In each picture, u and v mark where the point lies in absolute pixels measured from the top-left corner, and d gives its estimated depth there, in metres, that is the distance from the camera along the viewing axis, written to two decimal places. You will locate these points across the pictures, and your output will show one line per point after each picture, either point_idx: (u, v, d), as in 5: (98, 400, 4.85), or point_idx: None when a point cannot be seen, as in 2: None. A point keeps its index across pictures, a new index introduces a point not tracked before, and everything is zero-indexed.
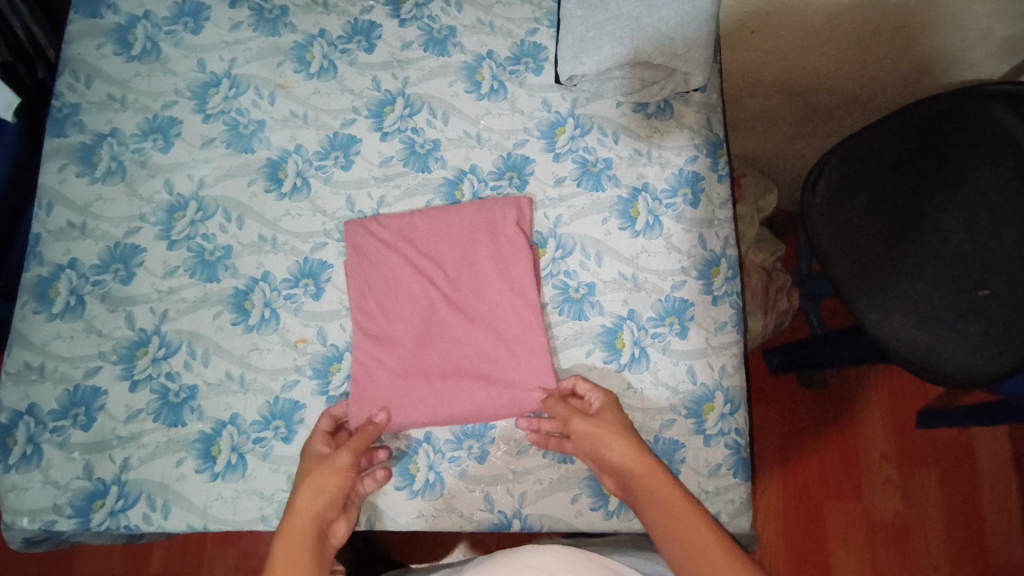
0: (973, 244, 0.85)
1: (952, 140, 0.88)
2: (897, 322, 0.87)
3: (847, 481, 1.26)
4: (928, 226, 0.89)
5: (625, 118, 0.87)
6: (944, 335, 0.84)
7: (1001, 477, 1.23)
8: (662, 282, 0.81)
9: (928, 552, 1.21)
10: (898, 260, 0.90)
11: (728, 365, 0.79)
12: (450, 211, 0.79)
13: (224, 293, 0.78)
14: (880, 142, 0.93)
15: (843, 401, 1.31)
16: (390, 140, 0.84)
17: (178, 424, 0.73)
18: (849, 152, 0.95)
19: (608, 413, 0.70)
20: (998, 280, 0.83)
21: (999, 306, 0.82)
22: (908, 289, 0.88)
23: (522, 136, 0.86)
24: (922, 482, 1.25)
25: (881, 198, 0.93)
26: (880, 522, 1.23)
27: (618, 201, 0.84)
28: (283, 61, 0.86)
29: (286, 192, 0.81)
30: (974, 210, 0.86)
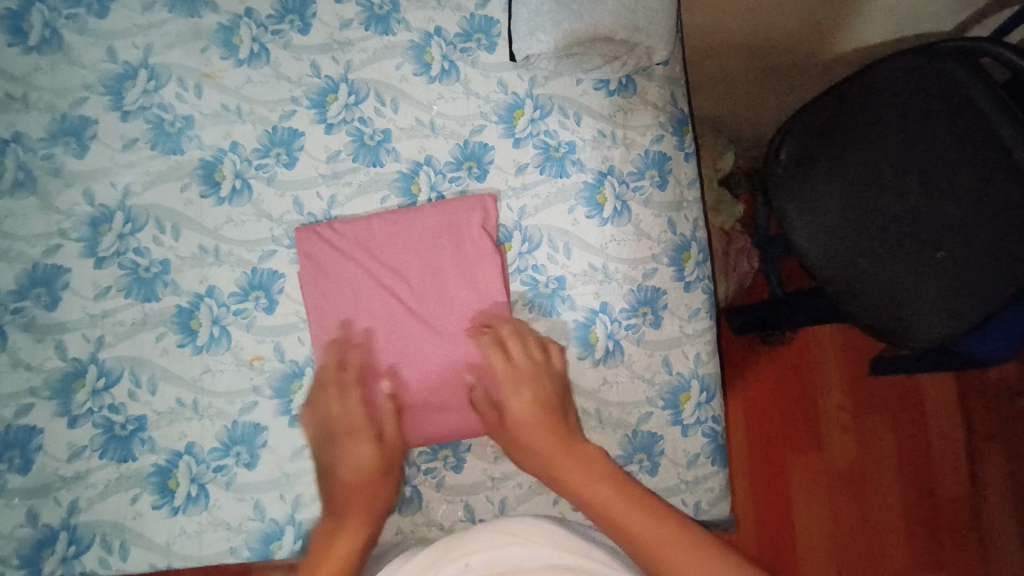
0: (927, 206, 0.85)
1: (910, 101, 0.86)
2: (855, 290, 0.89)
3: (807, 433, 1.30)
4: (886, 189, 0.88)
5: (587, 97, 0.82)
6: (905, 301, 0.85)
7: (947, 420, 1.29)
8: (633, 270, 0.79)
9: (882, 495, 1.27)
10: (859, 227, 0.89)
11: (702, 352, 0.78)
12: (412, 213, 0.75)
13: (166, 312, 0.71)
14: (837, 107, 0.91)
15: (799, 360, 1.33)
16: (336, 132, 0.77)
17: (128, 459, 0.68)
18: (809, 120, 0.93)
19: (518, 405, 0.67)
20: (951, 239, 0.83)
21: (955, 267, 0.82)
22: (870, 255, 0.88)
23: (478, 122, 0.80)
24: (877, 430, 1.30)
25: (843, 163, 0.91)
26: (838, 470, 1.29)
27: (583, 187, 0.80)
28: (207, 47, 0.77)
29: (225, 197, 0.74)
30: (929, 171, 0.85)
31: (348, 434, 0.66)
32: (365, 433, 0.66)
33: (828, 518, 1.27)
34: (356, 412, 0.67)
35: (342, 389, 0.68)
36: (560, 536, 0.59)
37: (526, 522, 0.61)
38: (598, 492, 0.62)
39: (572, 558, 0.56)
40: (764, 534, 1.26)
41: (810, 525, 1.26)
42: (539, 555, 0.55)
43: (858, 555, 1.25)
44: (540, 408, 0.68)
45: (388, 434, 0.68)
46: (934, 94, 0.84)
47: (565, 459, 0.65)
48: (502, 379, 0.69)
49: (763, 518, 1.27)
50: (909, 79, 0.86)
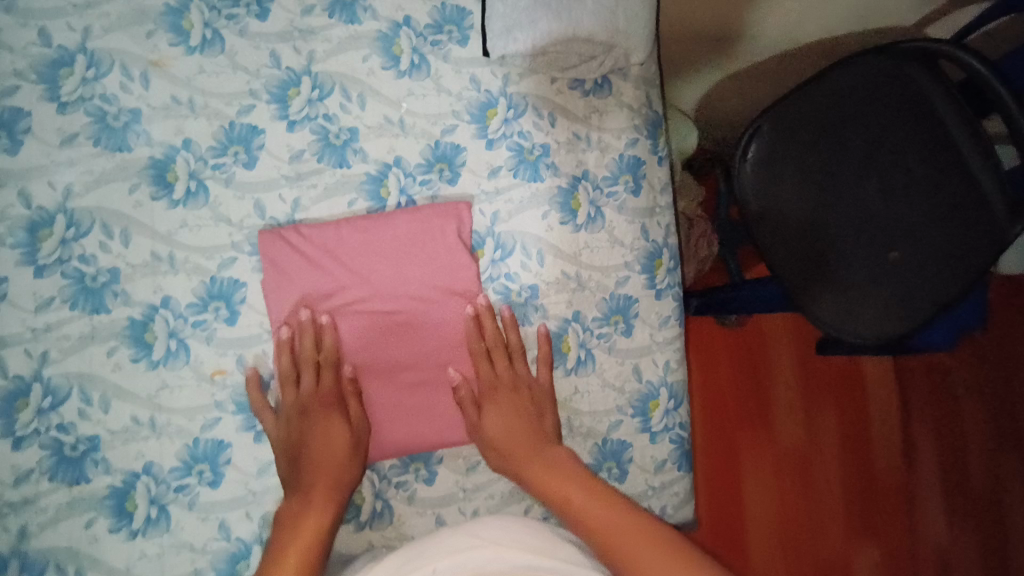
0: (889, 207, 0.88)
1: (874, 102, 0.89)
2: (817, 293, 0.90)
3: (758, 412, 1.36)
4: (849, 192, 0.90)
5: (562, 97, 0.80)
6: (862, 302, 0.88)
7: (885, 397, 1.38)
8: (607, 278, 0.78)
9: (824, 469, 1.35)
10: (821, 228, 0.91)
11: (671, 360, 0.80)
12: (385, 219, 0.72)
13: (116, 325, 0.67)
14: (810, 107, 0.91)
15: (752, 345, 1.38)
16: (299, 130, 0.73)
17: (81, 481, 0.64)
18: (779, 120, 0.92)
19: (493, 419, 0.70)
20: (906, 240, 0.87)
21: (907, 268, 0.87)
22: (830, 257, 0.90)
23: (450, 121, 0.77)
24: (822, 407, 1.37)
25: (807, 164, 0.92)
26: (786, 447, 1.35)
27: (557, 192, 0.78)
28: (153, 31, 0.70)
29: (179, 199, 0.69)
30: (889, 174, 0.89)
31: (319, 413, 0.67)
32: (334, 412, 0.67)
33: (777, 500, 1.33)
34: (327, 388, 0.68)
35: (302, 369, 0.69)
36: (525, 536, 0.59)
37: (492, 524, 0.62)
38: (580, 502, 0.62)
39: (533, 557, 0.56)
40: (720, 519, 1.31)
41: (760, 501, 1.33)
42: (500, 558, 0.56)
43: (803, 534, 1.32)
44: (528, 431, 0.70)
45: (353, 411, 0.69)
46: (900, 102, 0.89)
47: (555, 477, 0.66)
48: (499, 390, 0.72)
49: (717, 502, 1.32)
50: (879, 85, 0.89)
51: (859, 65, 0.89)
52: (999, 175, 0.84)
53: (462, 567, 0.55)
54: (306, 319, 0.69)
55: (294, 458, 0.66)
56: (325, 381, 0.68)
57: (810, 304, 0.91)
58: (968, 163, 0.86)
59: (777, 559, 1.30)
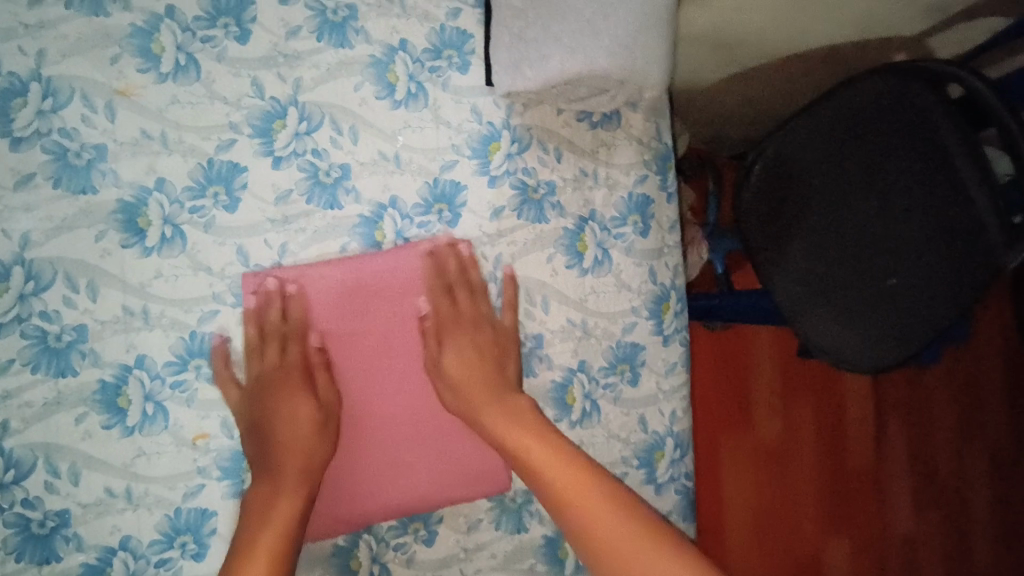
0: (888, 230, 0.83)
1: (874, 124, 0.83)
2: (813, 317, 0.88)
3: (740, 414, 1.35)
4: (848, 214, 0.86)
5: (569, 130, 0.75)
6: (856, 328, 0.86)
7: (861, 400, 1.38)
8: (613, 325, 0.75)
9: (801, 469, 1.37)
10: (818, 254, 0.88)
11: (677, 409, 0.78)
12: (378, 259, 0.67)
13: (85, 389, 0.61)
14: (819, 128, 0.87)
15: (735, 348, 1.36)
16: (285, 167, 0.66)
17: (51, 560, 0.59)
18: (785, 142, 0.89)
19: (456, 358, 0.67)
20: (904, 264, 0.82)
21: (904, 294, 0.82)
22: (826, 282, 0.88)
23: (450, 156, 0.71)
24: (801, 410, 1.37)
25: (807, 191, 0.89)
26: (765, 448, 1.36)
27: (563, 233, 0.74)
28: (118, 55, 0.62)
29: (152, 246, 0.63)
30: (889, 196, 0.83)
31: (286, 388, 0.63)
32: (302, 387, 0.63)
33: (756, 494, 1.35)
34: (295, 361, 0.63)
35: (268, 342, 0.64)
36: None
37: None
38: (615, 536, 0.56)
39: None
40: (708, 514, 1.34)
41: (739, 500, 1.35)
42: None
43: (778, 527, 1.35)
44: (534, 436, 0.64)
45: (322, 385, 0.64)
46: (902, 122, 0.82)
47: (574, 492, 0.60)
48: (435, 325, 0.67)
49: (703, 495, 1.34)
50: (889, 105, 0.82)
51: (864, 85, 0.83)
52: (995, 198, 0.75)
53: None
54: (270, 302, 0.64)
55: (260, 437, 0.62)
56: (291, 355, 0.63)
57: (804, 327, 0.89)
58: (967, 186, 0.77)
59: (753, 549, 1.33)
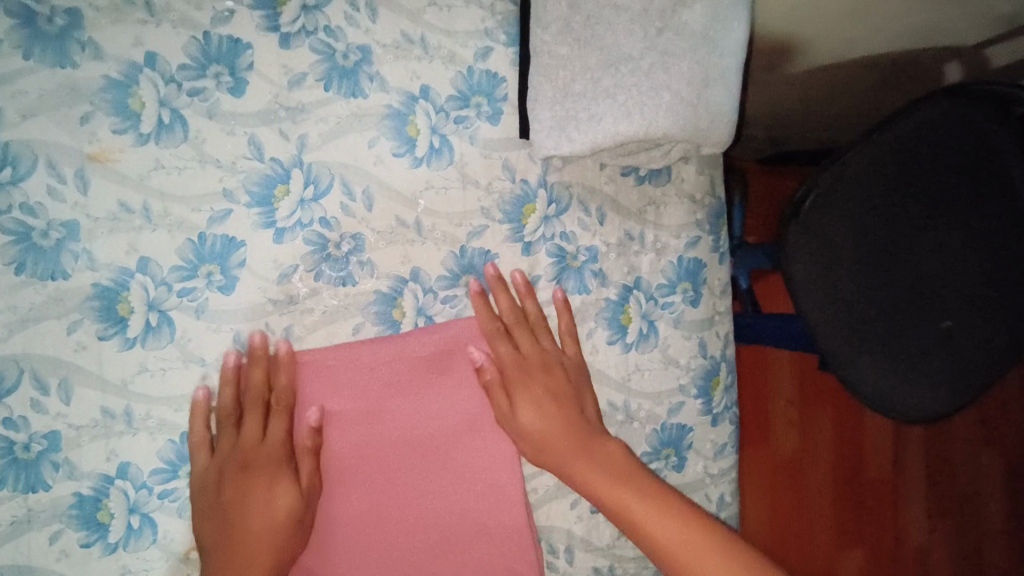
0: (952, 275, 0.66)
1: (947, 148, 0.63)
2: (862, 366, 0.69)
3: (757, 429, 1.31)
4: (909, 256, 0.67)
5: (612, 186, 0.66)
6: (915, 380, 0.68)
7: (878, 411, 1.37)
8: (658, 406, 0.67)
9: (816, 484, 1.34)
10: (876, 296, 0.68)
11: (725, 493, 0.70)
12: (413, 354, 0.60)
13: (59, 505, 0.52)
14: (887, 158, 0.64)
15: (758, 366, 1.31)
16: (290, 240, 0.57)
17: None
18: (839, 175, 0.65)
19: (529, 412, 0.60)
20: (967, 311, 0.66)
21: (967, 341, 0.67)
22: (881, 328, 0.68)
23: (478, 221, 0.62)
24: (817, 424, 1.34)
25: (863, 224, 0.67)
26: (782, 464, 1.32)
27: (605, 304, 0.65)
28: (90, 114, 0.53)
29: (135, 337, 0.54)
30: (953, 233, 0.65)
31: (263, 473, 0.55)
32: (282, 471, 0.55)
33: (777, 512, 1.31)
34: (275, 443, 0.55)
35: (247, 411, 0.55)
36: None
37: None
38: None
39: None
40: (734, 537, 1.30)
41: (754, 515, 1.31)
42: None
43: (798, 542, 1.32)
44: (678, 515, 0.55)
45: (306, 471, 0.56)
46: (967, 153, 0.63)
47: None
48: (516, 382, 0.60)
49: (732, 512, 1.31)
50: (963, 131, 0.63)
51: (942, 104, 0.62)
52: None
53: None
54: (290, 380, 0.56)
55: (223, 515, 0.54)
56: (274, 435, 0.55)
57: (849, 372, 0.69)
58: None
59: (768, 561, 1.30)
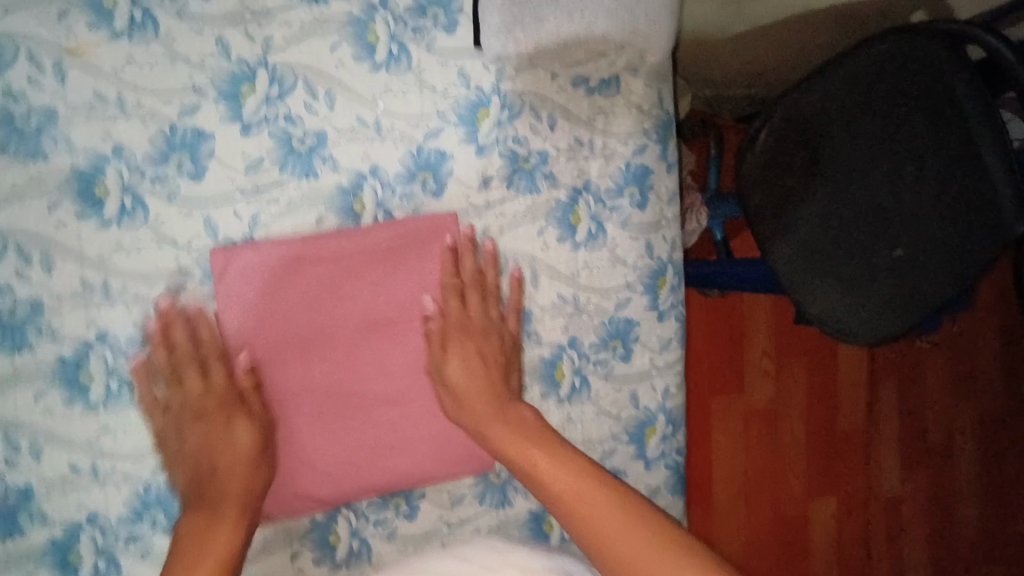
0: (904, 205, 0.79)
1: (880, 89, 0.80)
2: (818, 289, 0.83)
3: (731, 377, 1.35)
4: (864, 189, 0.82)
5: (564, 96, 0.70)
6: (864, 300, 0.82)
7: (853, 363, 1.41)
8: (606, 301, 0.71)
9: (790, 433, 1.38)
10: (829, 222, 0.83)
11: (670, 385, 0.75)
12: (368, 255, 0.64)
13: (43, 365, 0.58)
14: (800, 101, 0.84)
15: (728, 314, 1.35)
16: (255, 135, 0.62)
17: (14, 536, 0.59)
18: (791, 105, 0.84)
19: (457, 363, 0.66)
20: (915, 238, 0.79)
21: (915, 265, 0.79)
22: (834, 252, 0.83)
23: (435, 123, 0.67)
24: (792, 373, 1.38)
25: (819, 155, 0.83)
26: (755, 411, 1.36)
27: (556, 205, 0.70)
28: (66, 11, 0.57)
29: (111, 218, 0.59)
30: (903, 164, 0.79)
31: (215, 418, 0.60)
32: (237, 411, 0.60)
33: (744, 456, 1.35)
34: (220, 385, 0.60)
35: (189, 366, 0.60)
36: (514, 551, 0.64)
37: (486, 540, 0.65)
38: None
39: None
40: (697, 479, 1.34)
41: (727, 461, 1.35)
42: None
43: (766, 485, 1.37)
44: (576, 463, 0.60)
45: (255, 407, 0.61)
46: (922, 98, 0.78)
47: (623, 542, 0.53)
48: (455, 329, 0.66)
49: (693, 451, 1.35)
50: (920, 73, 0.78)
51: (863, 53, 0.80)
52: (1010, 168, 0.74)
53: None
54: (262, 273, 0.62)
55: (193, 471, 0.59)
56: (217, 381, 0.60)
57: (805, 299, 0.84)
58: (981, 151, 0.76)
59: (739, 509, 1.35)
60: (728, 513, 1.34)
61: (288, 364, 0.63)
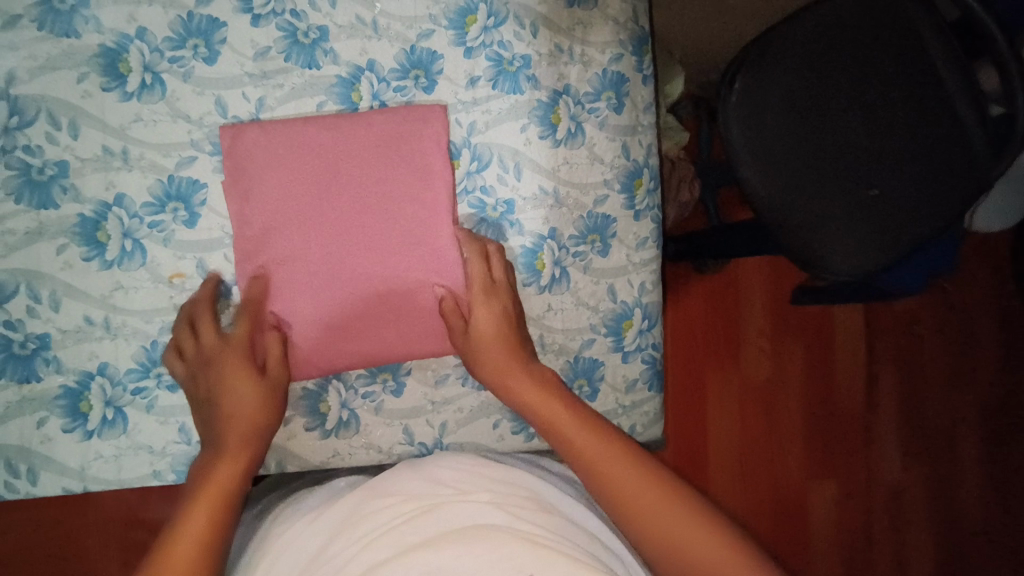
0: (874, 145, 0.89)
1: (859, 35, 0.88)
2: (794, 223, 0.90)
3: (727, 351, 1.37)
4: (839, 131, 0.90)
5: (545, 7, 0.74)
6: (843, 234, 0.89)
7: (851, 338, 1.41)
8: (584, 196, 0.77)
9: (788, 409, 1.39)
10: (806, 158, 0.90)
11: (647, 282, 0.79)
12: (361, 132, 0.69)
13: (66, 222, 0.64)
14: (773, 48, 0.89)
15: (726, 290, 1.38)
16: (264, 25, 0.68)
17: (32, 379, 0.64)
18: (768, 42, 0.89)
19: (484, 312, 0.69)
20: (884, 177, 0.89)
21: (884, 204, 0.89)
22: (816, 192, 0.90)
23: (426, 25, 0.72)
24: (789, 349, 1.39)
25: (795, 94, 0.89)
26: (752, 386, 1.38)
27: (537, 105, 0.75)
28: None
29: (132, 91, 0.65)
30: (874, 108, 0.89)
31: (226, 371, 0.63)
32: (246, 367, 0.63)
33: (742, 431, 1.37)
34: (240, 342, 0.64)
35: (205, 322, 0.64)
36: (482, 478, 0.65)
37: (453, 465, 0.67)
38: (672, 525, 0.58)
39: (494, 512, 0.60)
40: (688, 449, 1.35)
41: (724, 434, 1.36)
42: (479, 514, 0.60)
43: (760, 461, 1.37)
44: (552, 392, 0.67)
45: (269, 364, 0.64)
46: (899, 48, 0.88)
47: (606, 465, 0.62)
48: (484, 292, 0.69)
49: (685, 424, 1.36)
50: (893, 23, 0.88)
51: (824, 7, 0.88)
52: (979, 114, 0.86)
53: (436, 527, 0.59)
54: (262, 152, 0.66)
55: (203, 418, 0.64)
56: (235, 336, 0.64)
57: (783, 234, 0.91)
58: (953, 101, 0.87)
59: (736, 481, 1.36)
60: (724, 485, 1.36)
61: (285, 248, 0.67)
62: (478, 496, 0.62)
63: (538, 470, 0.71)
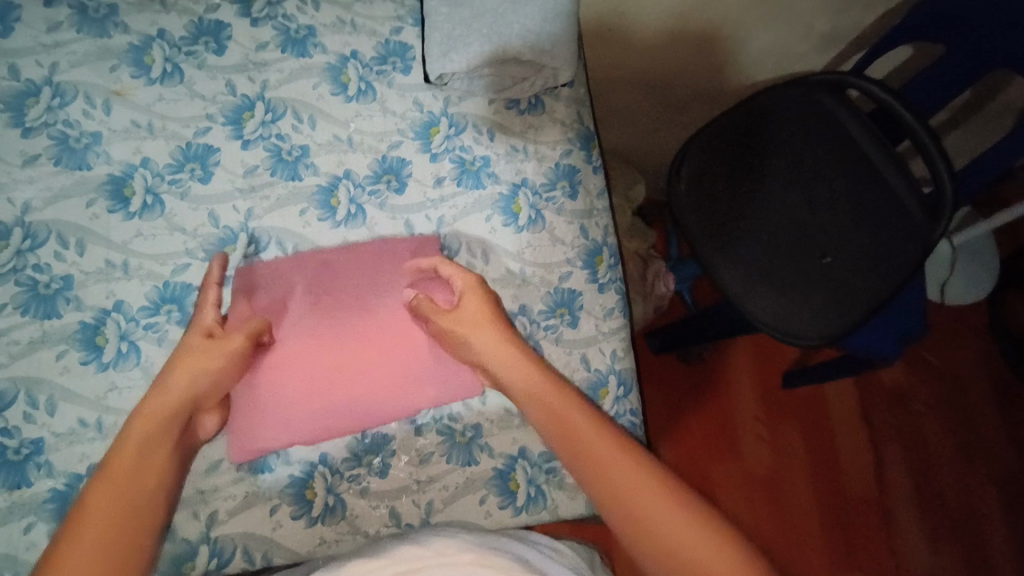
0: (820, 220, 0.95)
1: (785, 126, 0.97)
2: (757, 299, 0.94)
3: (724, 439, 1.37)
4: (783, 208, 0.97)
5: (500, 116, 0.85)
6: (805, 303, 0.92)
7: (848, 417, 1.40)
8: (550, 274, 0.83)
9: (797, 496, 1.34)
10: (755, 234, 0.97)
11: (617, 349, 0.83)
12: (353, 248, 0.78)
13: (67, 330, 0.70)
14: (710, 143, 1.00)
15: (715, 379, 1.41)
16: (252, 148, 0.78)
17: (22, 485, 0.66)
18: (705, 140, 1.01)
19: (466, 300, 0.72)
20: (838, 249, 0.93)
21: (841, 271, 0.92)
22: (772, 266, 0.95)
23: (396, 138, 0.82)
24: (786, 432, 1.38)
25: (737, 181, 0.99)
26: (756, 473, 1.35)
27: (499, 197, 0.83)
28: (116, 65, 0.76)
29: (135, 211, 0.73)
30: (814, 188, 0.96)
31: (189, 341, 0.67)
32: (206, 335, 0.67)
33: (753, 522, 1.32)
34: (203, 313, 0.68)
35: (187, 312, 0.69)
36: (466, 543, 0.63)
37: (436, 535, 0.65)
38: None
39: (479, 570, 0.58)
40: None
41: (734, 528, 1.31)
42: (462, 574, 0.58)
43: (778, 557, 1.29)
44: (583, 411, 0.64)
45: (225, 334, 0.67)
46: (826, 133, 0.96)
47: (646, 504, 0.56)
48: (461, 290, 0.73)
49: None
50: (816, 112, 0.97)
51: (752, 102, 0.98)
52: (910, 184, 0.92)
53: None
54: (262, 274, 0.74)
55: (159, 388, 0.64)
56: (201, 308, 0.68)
57: (749, 308, 0.95)
58: (882, 174, 0.94)
59: None
60: None
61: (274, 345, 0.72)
62: (462, 559, 0.60)
63: (533, 543, 0.69)
